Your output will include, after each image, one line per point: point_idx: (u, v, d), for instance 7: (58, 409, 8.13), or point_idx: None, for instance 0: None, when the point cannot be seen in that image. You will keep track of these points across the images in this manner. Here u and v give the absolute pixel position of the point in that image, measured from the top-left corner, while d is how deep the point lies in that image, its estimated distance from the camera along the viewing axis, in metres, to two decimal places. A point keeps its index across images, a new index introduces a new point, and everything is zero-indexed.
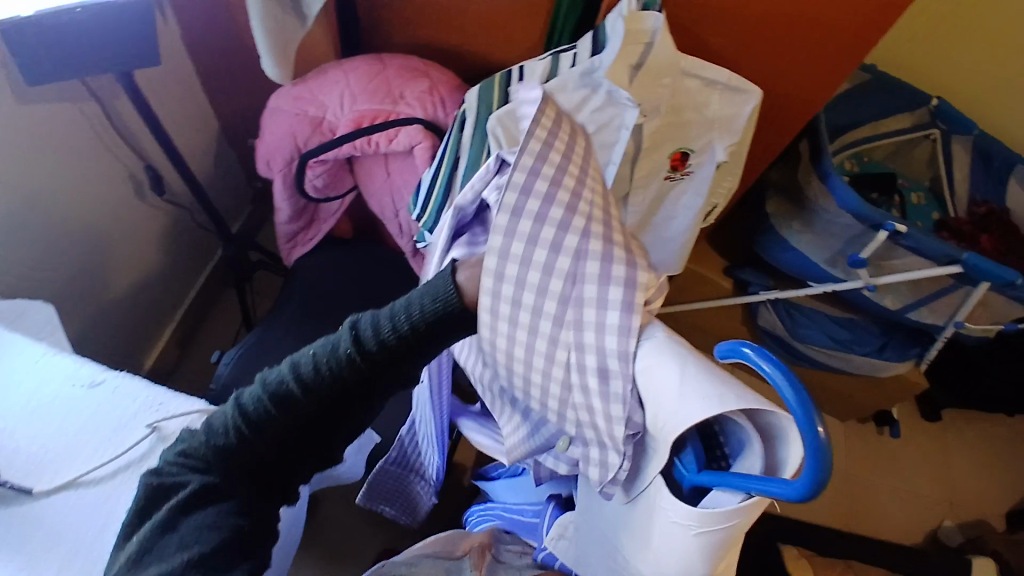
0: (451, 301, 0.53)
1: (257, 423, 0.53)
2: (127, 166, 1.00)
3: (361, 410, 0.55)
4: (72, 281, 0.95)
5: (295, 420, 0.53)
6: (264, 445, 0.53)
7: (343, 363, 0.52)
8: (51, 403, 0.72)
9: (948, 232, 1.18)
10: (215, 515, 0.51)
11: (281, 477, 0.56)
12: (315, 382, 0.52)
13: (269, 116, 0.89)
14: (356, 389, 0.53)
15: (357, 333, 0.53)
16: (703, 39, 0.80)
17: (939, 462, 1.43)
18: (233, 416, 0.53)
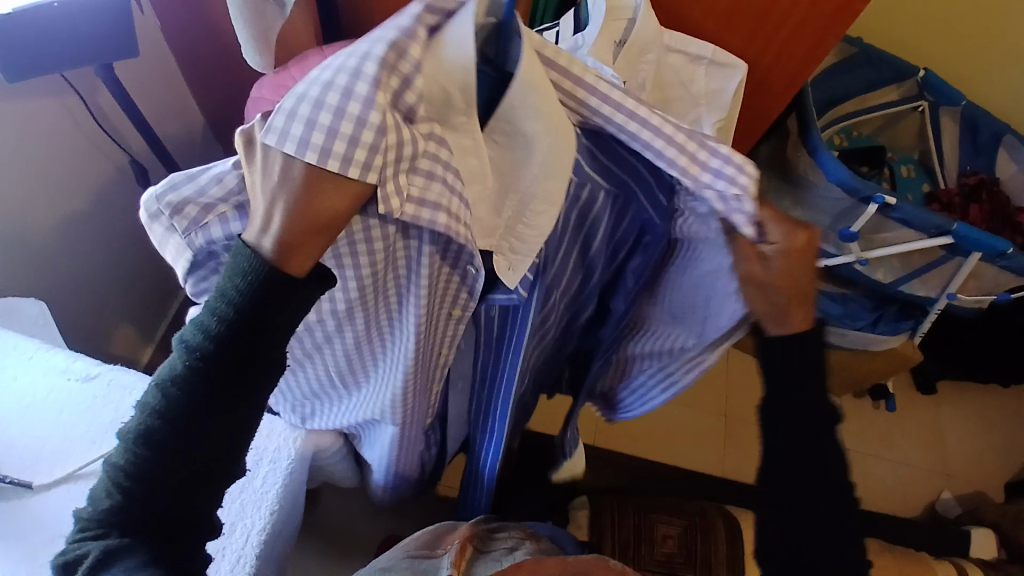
0: (260, 271, 0.44)
1: (135, 471, 0.47)
2: (113, 161, 0.99)
3: (230, 420, 0.47)
4: (63, 277, 0.95)
5: (166, 452, 0.47)
6: (146, 498, 0.48)
7: (180, 373, 0.46)
8: (47, 398, 0.72)
9: (939, 205, 1.19)
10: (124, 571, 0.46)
11: (178, 522, 0.50)
12: (168, 407, 0.46)
13: (253, 106, 0.89)
14: (208, 398, 0.46)
15: (188, 338, 0.46)
16: (687, 16, 0.79)
17: (935, 436, 1.44)
18: (111, 475, 0.48)
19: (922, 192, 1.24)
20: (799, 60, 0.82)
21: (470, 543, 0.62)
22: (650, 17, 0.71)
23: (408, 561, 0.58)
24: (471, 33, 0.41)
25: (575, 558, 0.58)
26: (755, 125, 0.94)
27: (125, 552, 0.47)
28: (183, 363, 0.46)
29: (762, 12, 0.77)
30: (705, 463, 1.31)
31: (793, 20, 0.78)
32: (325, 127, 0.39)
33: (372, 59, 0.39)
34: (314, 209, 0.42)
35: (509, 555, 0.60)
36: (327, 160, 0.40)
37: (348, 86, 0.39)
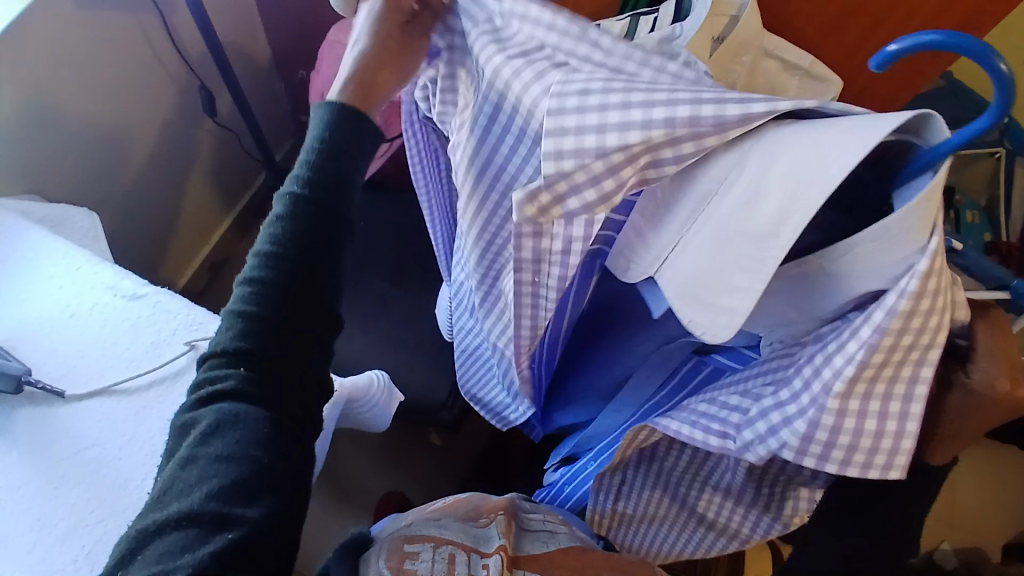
0: (338, 115, 0.48)
1: (246, 331, 0.46)
2: (179, 84, 0.98)
3: (328, 269, 0.48)
4: (114, 190, 0.95)
5: (278, 306, 0.46)
6: (257, 352, 0.46)
7: (281, 213, 0.47)
8: (91, 310, 0.73)
9: (998, 256, 1.17)
10: (234, 443, 0.43)
11: (284, 389, 0.47)
12: (262, 253, 0.47)
13: (327, 47, 0.89)
14: (308, 232, 0.47)
15: (288, 187, 0.48)
16: (790, 24, 0.75)
17: (947, 487, 1.42)
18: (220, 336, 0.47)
19: (983, 240, 1.20)
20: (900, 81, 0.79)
21: (512, 518, 0.59)
22: (755, 17, 0.68)
23: (459, 524, 0.56)
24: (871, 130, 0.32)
25: (618, 556, 0.57)
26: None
27: (243, 417, 0.44)
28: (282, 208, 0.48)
29: (865, 35, 0.75)
30: None
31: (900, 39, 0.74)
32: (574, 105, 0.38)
33: (674, 120, 0.35)
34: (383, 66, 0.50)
35: (552, 538, 0.57)
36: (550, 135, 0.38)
37: (631, 128, 0.36)
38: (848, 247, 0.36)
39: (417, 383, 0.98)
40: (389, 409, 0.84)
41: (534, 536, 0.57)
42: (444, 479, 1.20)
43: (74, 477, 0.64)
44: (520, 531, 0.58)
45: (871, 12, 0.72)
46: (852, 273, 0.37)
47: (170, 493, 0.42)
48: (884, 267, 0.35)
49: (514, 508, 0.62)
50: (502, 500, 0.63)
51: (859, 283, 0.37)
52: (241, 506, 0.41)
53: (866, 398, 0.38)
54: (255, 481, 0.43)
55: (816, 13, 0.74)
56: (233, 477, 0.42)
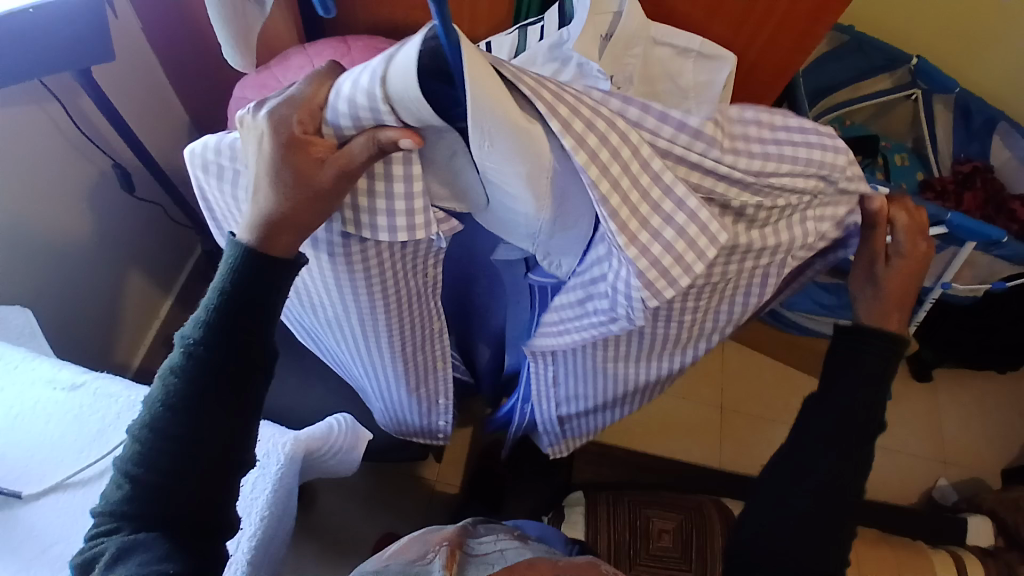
0: (246, 259, 0.52)
1: (150, 463, 0.53)
2: (96, 166, 0.98)
3: (238, 400, 0.55)
4: (48, 282, 0.94)
5: (178, 437, 0.53)
6: (156, 485, 0.52)
7: (184, 364, 0.53)
8: (32, 408, 0.72)
9: (933, 192, 1.20)
10: (137, 567, 0.49)
11: (194, 513, 0.54)
12: (173, 396, 0.53)
13: (235, 106, 0.89)
14: (209, 378, 0.53)
15: (188, 333, 0.54)
16: (674, 10, 0.78)
17: (934, 423, 1.44)
18: (122, 472, 0.53)
19: (916, 180, 1.25)
20: (797, 42, 0.80)
21: (458, 547, 0.60)
22: (636, 11, 0.71)
23: (402, 565, 0.57)
24: (404, 60, 0.41)
25: (567, 562, 0.57)
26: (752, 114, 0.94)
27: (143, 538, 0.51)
28: (185, 356, 0.54)
29: (750, 9, 0.76)
30: (703, 457, 1.31)
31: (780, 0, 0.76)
32: (345, 114, 0.46)
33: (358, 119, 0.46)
34: (299, 204, 0.49)
35: (501, 559, 0.58)
36: (343, 122, 0.46)
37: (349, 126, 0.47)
38: (481, 149, 0.44)
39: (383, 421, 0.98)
40: (353, 451, 0.84)
41: (479, 560, 0.59)
42: (436, 510, 1.20)
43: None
44: (465, 558, 0.59)
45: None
46: (507, 185, 0.47)
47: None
48: (515, 153, 0.44)
49: (463, 536, 0.63)
50: (453, 530, 0.65)
51: (536, 187, 0.47)
52: None
53: (633, 235, 0.49)
54: None
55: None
56: None
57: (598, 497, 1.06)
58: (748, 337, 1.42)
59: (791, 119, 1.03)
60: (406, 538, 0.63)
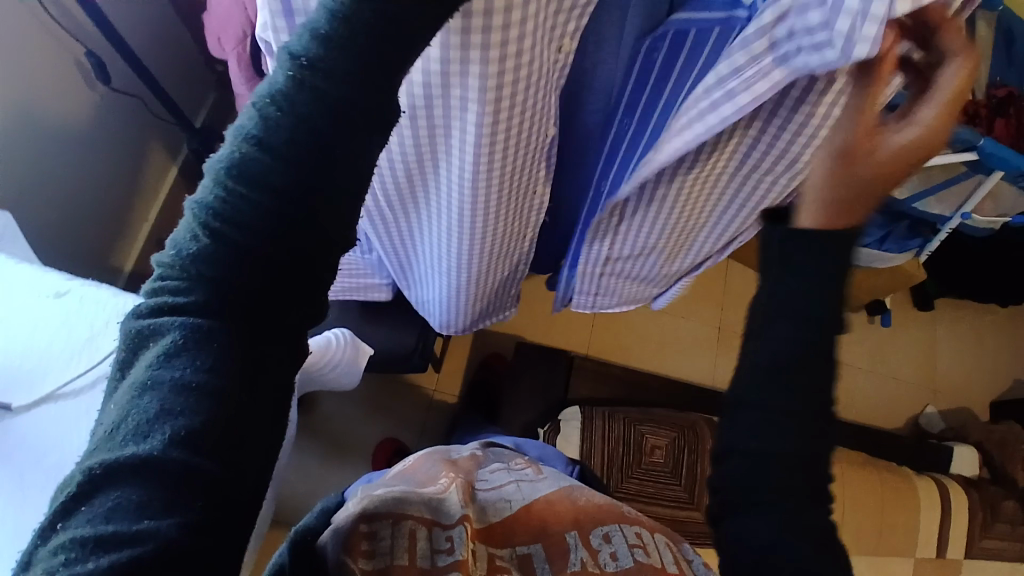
0: None
1: (235, 218, 0.32)
2: (70, 55, 0.89)
3: (356, 174, 0.34)
4: (29, 186, 0.88)
5: (282, 205, 0.32)
6: (243, 263, 0.32)
7: (296, 97, 0.32)
8: (16, 315, 0.69)
9: (965, 116, 1.13)
10: (203, 373, 0.31)
11: (285, 314, 0.34)
12: (277, 134, 0.32)
13: None
14: (326, 123, 0.32)
15: (298, 46, 0.32)
16: None
17: (929, 351, 1.45)
18: (201, 214, 0.32)
19: None
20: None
21: (471, 479, 0.60)
22: None
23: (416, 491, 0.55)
24: None
25: (586, 501, 0.58)
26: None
27: (214, 332, 0.32)
28: (295, 84, 0.32)
29: None
30: (699, 375, 1.33)
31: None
32: None
33: None
34: None
35: (517, 494, 0.58)
36: None
37: None
38: None
39: (383, 335, 0.95)
40: (355, 365, 0.83)
41: (494, 493, 0.59)
42: (433, 417, 1.21)
43: (39, 484, 0.62)
44: (480, 491, 0.58)
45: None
46: None
47: (115, 434, 0.30)
48: None
49: (474, 466, 0.63)
50: (463, 457, 0.65)
51: None
52: (218, 458, 0.31)
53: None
54: (231, 421, 0.31)
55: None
56: (205, 420, 0.30)
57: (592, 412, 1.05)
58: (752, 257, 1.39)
59: None
60: (412, 458, 0.62)
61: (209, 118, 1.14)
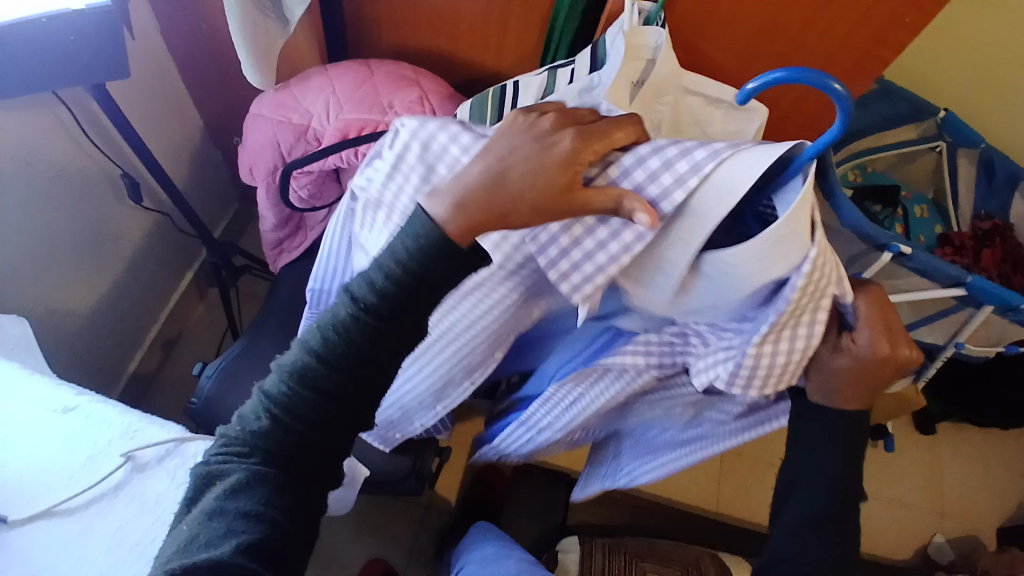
0: (432, 241, 0.51)
1: (296, 405, 0.54)
2: (107, 170, 0.96)
3: (380, 379, 0.56)
4: (51, 290, 0.91)
5: (324, 398, 0.54)
6: (293, 431, 0.54)
7: (350, 323, 0.53)
8: (23, 428, 0.70)
9: (950, 247, 1.18)
10: (258, 505, 0.51)
11: (316, 464, 0.56)
12: (331, 351, 0.54)
13: (251, 123, 0.87)
14: (366, 343, 0.53)
15: (356, 293, 0.54)
16: (700, 51, 0.79)
17: (934, 476, 1.42)
18: (267, 400, 0.55)
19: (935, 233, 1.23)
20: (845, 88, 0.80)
21: None
22: (669, 60, 0.71)
23: None
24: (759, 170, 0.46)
25: None
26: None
27: (269, 478, 0.53)
28: (352, 316, 0.53)
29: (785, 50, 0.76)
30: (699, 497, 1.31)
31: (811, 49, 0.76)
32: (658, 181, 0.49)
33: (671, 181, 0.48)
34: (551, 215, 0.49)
35: None
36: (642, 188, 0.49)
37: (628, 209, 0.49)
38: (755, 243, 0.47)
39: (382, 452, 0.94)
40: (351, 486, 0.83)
41: None
42: (428, 534, 1.18)
43: None
44: None
45: (778, 23, 0.73)
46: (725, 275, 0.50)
47: (192, 545, 0.49)
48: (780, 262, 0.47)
49: None
50: None
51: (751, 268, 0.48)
52: (263, 565, 0.49)
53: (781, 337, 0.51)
54: (274, 540, 0.51)
55: (736, 35, 0.76)
56: (257, 537, 0.50)
57: (593, 544, 1.03)
58: None
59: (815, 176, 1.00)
60: None
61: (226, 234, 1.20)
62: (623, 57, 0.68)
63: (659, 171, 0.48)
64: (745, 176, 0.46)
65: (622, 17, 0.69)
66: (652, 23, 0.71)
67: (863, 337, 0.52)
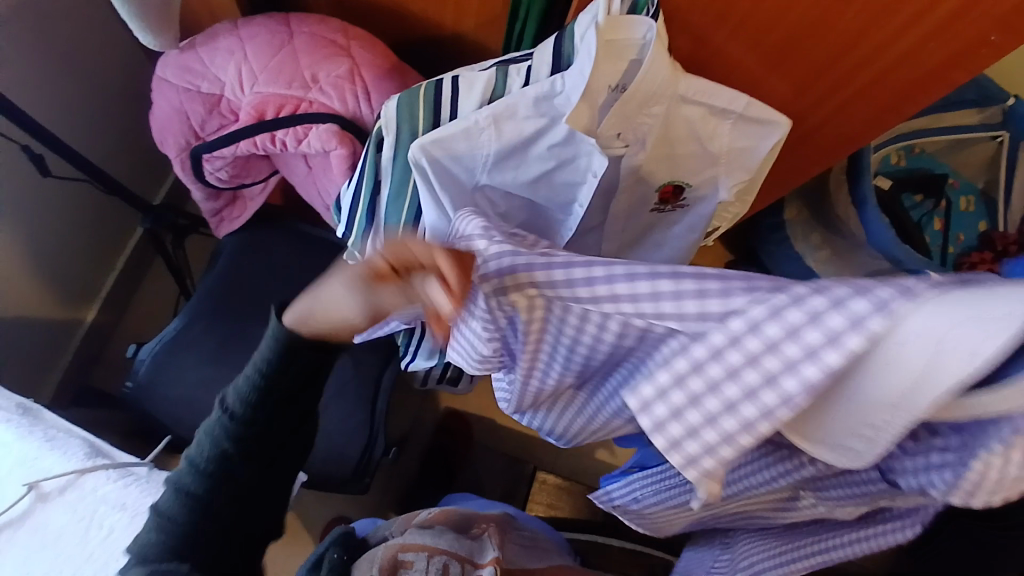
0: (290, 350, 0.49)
1: (204, 495, 0.50)
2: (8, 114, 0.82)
3: (285, 454, 0.55)
4: None
5: (229, 483, 0.51)
6: (213, 509, 0.51)
7: (236, 416, 0.51)
8: None
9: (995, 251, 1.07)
10: None
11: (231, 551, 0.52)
12: (235, 442, 0.51)
13: (155, 87, 0.71)
14: (258, 429, 0.52)
15: (230, 401, 0.51)
16: (712, 35, 0.60)
17: None
18: (172, 504, 0.50)
19: (977, 232, 1.10)
20: (922, 75, 0.61)
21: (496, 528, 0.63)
22: (665, 57, 0.53)
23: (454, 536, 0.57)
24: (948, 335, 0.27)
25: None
26: (837, 155, 0.75)
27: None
28: (230, 415, 0.51)
29: (831, 34, 0.58)
30: None
31: (875, 38, 0.57)
32: (760, 403, 0.32)
33: (756, 326, 0.31)
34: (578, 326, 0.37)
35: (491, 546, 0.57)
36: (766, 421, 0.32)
37: (735, 406, 0.32)
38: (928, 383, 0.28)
39: (323, 457, 0.87)
40: None
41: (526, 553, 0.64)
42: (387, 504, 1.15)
43: None
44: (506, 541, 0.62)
45: (827, 14, 0.56)
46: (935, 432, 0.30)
47: None
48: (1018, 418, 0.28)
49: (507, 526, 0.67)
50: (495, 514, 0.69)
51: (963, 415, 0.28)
52: None
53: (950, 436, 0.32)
54: None
55: (768, 25, 0.58)
56: None
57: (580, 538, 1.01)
58: None
59: (849, 171, 0.93)
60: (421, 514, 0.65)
61: (171, 193, 1.07)
62: (596, 62, 0.51)
63: (843, 329, 0.29)
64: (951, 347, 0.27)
65: (600, 3, 0.51)
66: (640, 9, 0.53)
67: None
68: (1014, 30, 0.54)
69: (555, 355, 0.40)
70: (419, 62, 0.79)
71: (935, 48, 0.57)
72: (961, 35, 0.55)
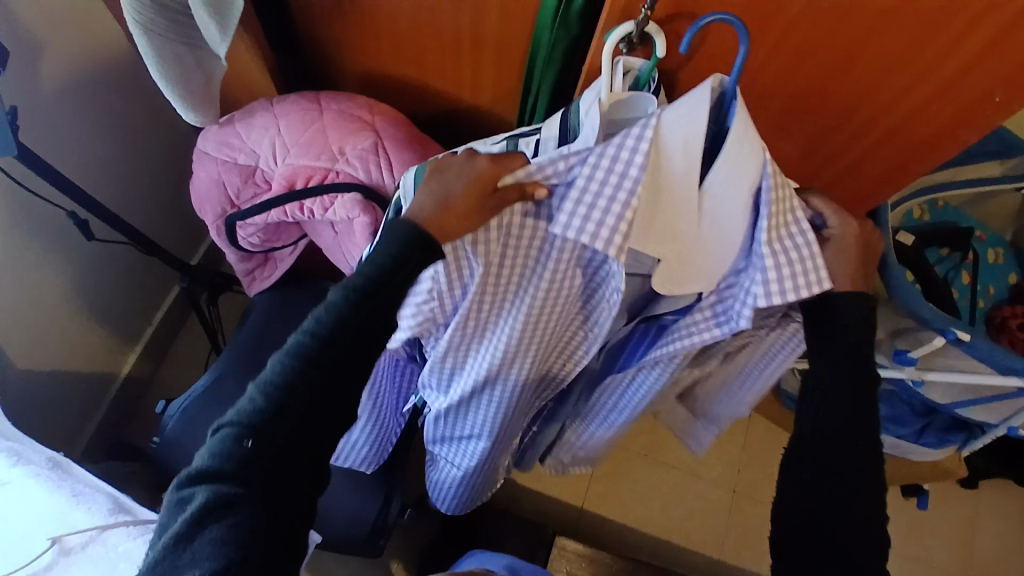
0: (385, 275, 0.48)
1: (277, 409, 0.47)
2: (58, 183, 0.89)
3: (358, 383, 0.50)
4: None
5: (302, 401, 0.47)
6: (285, 427, 0.47)
7: (324, 331, 0.48)
8: None
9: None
10: (233, 528, 0.43)
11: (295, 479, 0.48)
12: (313, 355, 0.47)
13: (196, 160, 0.77)
14: (343, 348, 0.48)
15: (318, 319, 0.48)
16: None
17: (965, 533, 1.31)
18: (245, 416, 0.47)
19: (1007, 284, 1.09)
20: (936, 137, 0.59)
21: None
22: None
23: None
24: (691, 107, 0.44)
25: None
26: (863, 207, 0.73)
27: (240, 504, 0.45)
28: (320, 334, 0.48)
29: (829, 105, 0.58)
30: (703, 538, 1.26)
31: (876, 102, 0.56)
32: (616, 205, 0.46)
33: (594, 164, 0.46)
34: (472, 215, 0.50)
35: None
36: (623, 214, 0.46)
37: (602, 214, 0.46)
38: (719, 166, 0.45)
39: (342, 511, 0.89)
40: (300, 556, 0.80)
41: None
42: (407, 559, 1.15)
43: None
44: None
45: (818, 88, 0.56)
46: (722, 204, 0.47)
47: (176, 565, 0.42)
48: (752, 168, 0.45)
49: None
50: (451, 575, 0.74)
51: (740, 181, 0.46)
52: None
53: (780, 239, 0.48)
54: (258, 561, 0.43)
55: (765, 94, 0.58)
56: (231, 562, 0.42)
57: None
58: (764, 409, 1.32)
59: (868, 227, 0.89)
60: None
61: (207, 254, 1.13)
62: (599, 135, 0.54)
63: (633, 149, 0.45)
64: (695, 117, 0.44)
65: (601, 80, 0.53)
66: (642, 86, 0.55)
67: (833, 220, 0.52)
68: (1020, 87, 0.51)
69: (473, 271, 0.55)
70: (442, 129, 0.83)
71: (942, 110, 0.56)
72: (965, 97, 0.54)
